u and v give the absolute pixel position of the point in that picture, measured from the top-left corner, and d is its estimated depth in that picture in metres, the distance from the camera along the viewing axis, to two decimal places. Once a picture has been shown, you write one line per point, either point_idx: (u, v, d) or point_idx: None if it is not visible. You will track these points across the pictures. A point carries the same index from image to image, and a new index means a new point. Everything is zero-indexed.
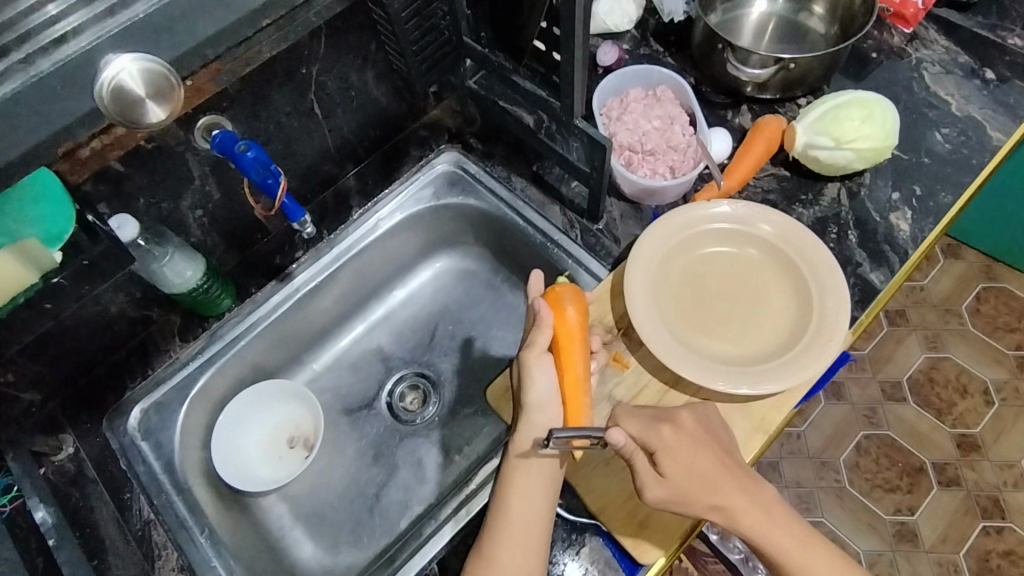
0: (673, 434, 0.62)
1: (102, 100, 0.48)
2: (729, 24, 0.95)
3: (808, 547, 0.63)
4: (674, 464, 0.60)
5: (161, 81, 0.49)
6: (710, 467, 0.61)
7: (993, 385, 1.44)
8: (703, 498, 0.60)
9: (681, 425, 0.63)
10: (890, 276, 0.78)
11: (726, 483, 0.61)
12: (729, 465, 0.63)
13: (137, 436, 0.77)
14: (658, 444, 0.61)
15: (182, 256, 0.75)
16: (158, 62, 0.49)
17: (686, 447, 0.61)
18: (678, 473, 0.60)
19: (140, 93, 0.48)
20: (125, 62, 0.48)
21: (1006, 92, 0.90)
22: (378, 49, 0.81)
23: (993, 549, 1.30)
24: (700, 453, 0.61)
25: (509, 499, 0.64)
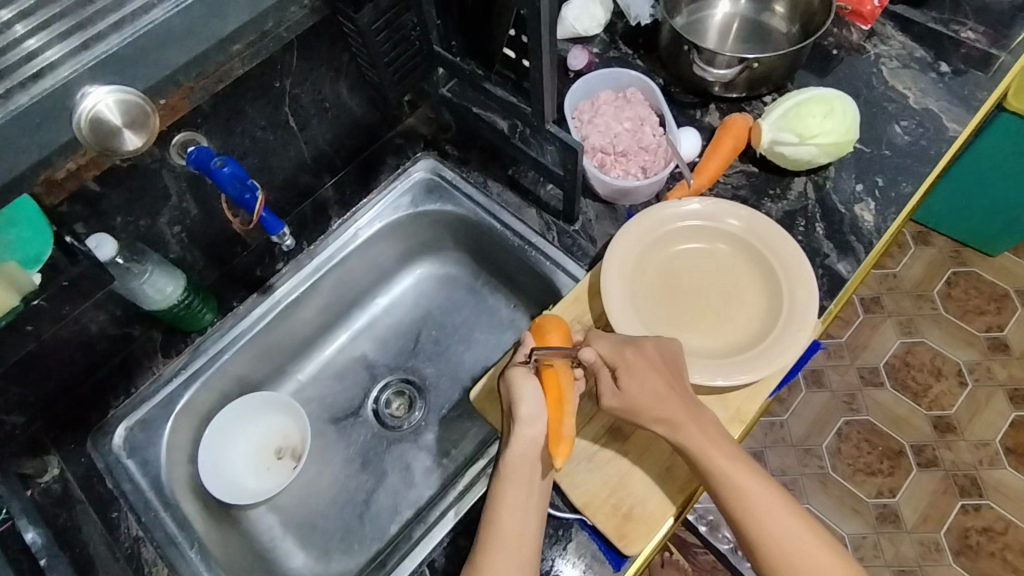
0: (636, 355, 0.65)
1: (79, 130, 0.50)
2: (695, 25, 0.97)
3: (769, 501, 0.62)
4: (630, 380, 0.64)
5: (137, 110, 0.51)
6: (664, 390, 0.64)
7: (966, 367, 1.48)
8: (654, 411, 0.63)
9: (644, 349, 0.65)
10: (856, 265, 0.80)
11: (679, 410, 0.63)
12: (688, 400, 0.64)
13: (122, 455, 0.77)
14: (618, 358, 0.65)
15: (162, 273, 0.76)
16: (135, 94, 0.51)
17: (642, 366, 0.64)
18: (632, 390, 0.64)
19: (117, 123, 0.50)
20: (102, 94, 0.49)
21: (961, 84, 0.93)
22: (350, 61, 0.82)
23: (972, 526, 1.34)
24: (657, 376, 0.64)
25: (498, 508, 0.63)
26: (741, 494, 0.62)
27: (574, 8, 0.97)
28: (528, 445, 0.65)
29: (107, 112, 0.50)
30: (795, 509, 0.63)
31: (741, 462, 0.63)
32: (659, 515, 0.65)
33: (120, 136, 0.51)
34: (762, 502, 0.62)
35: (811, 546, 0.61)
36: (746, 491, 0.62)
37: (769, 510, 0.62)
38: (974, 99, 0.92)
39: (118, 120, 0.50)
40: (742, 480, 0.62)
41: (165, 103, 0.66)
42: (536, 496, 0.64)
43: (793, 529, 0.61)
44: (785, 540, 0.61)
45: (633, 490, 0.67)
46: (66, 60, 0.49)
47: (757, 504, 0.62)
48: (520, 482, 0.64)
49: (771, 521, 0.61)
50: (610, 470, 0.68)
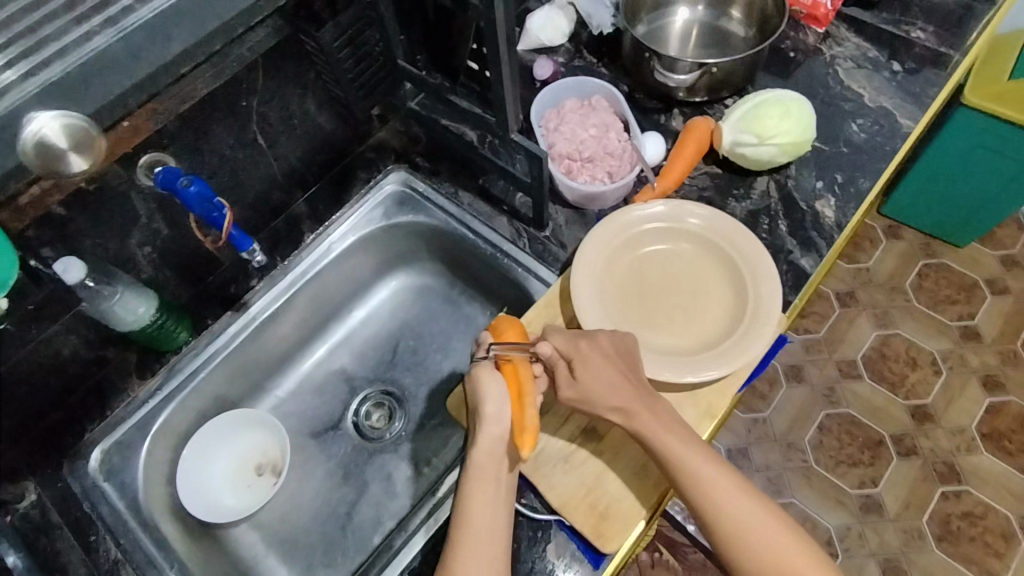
0: (590, 347, 0.66)
1: (27, 153, 0.48)
2: (656, 32, 1.00)
3: (721, 479, 0.64)
4: (586, 372, 0.65)
5: (81, 134, 0.50)
6: (622, 380, 0.65)
7: (939, 356, 1.51)
8: (607, 401, 0.65)
9: (599, 341, 0.67)
10: (818, 260, 0.83)
11: (636, 400, 0.65)
12: (650, 399, 0.66)
13: (98, 478, 0.77)
14: (574, 351, 0.66)
15: (133, 294, 0.76)
16: (79, 117, 0.49)
17: (596, 359, 0.65)
18: (590, 385, 0.65)
19: (63, 147, 0.49)
20: (45, 119, 0.48)
21: (913, 81, 0.96)
22: (317, 77, 0.84)
23: (953, 512, 1.36)
24: (612, 369, 0.65)
25: (467, 511, 0.64)
26: (710, 493, 0.63)
27: (538, 19, 0.99)
28: (493, 444, 0.66)
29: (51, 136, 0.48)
30: (763, 504, 0.64)
31: (710, 461, 0.64)
32: (633, 514, 0.66)
33: (65, 158, 0.50)
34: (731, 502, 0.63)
35: (779, 540, 0.62)
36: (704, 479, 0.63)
37: (739, 508, 0.63)
38: (926, 95, 0.95)
39: (63, 144, 0.49)
40: (712, 479, 0.63)
41: (128, 124, 0.67)
42: (505, 495, 0.65)
43: (761, 525, 0.63)
44: (753, 537, 0.62)
45: (608, 489, 0.68)
46: (12, 87, 0.47)
47: (727, 503, 0.63)
48: (487, 480, 0.65)
49: (740, 519, 0.63)
50: (586, 470, 0.69)
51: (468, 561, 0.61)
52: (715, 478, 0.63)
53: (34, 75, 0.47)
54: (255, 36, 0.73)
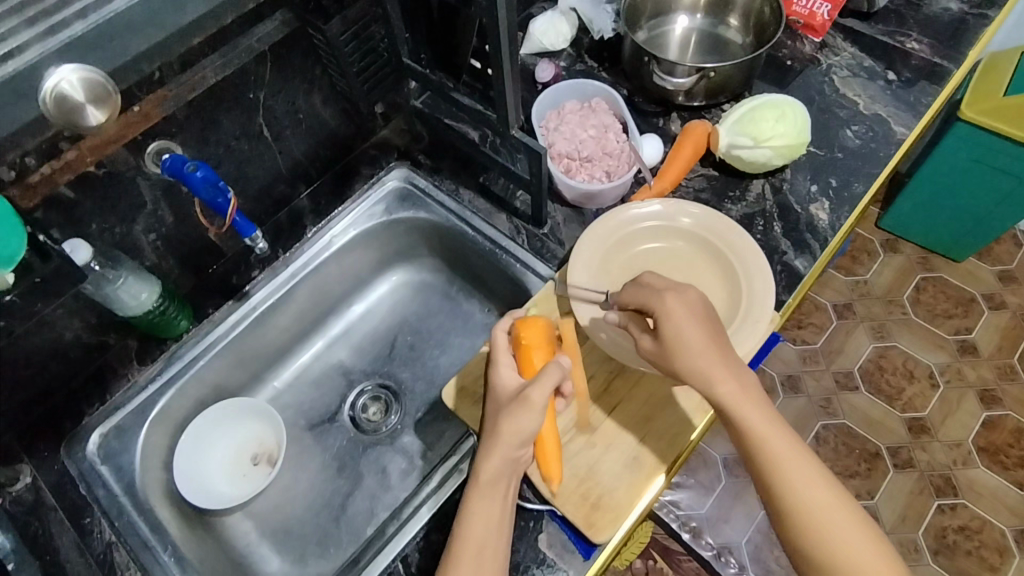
0: (675, 300, 0.65)
1: (45, 105, 0.58)
2: (657, 39, 1.02)
3: (776, 433, 0.63)
4: (671, 327, 0.63)
5: (99, 89, 0.59)
6: (705, 338, 0.63)
7: (937, 369, 1.52)
8: (686, 358, 0.63)
9: (687, 297, 0.65)
10: (812, 261, 0.84)
11: (716, 362, 0.63)
12: (743, 374, 0.64)
13: (96, 461, 0.77)
14: (655, 300, 0.65)
15: (136, 279, 0.77)
16: (98, 73, 0.59)
17: (681, 312, 0.63)
18: (676, 343, 0.63)
19: (80, 99, 0.58)
20: (65, 73, 0.57)
21: (908, 91, 0.98)
22: (323, 73, 0.85)
23: (949, 525, 1.36)
24: (700, 329, 0.63)
25: (474, 526, 0.63)
26: (775, 460, 0.63)
27: (541, 24, 1.01)
28: (511, 460, 0.64)
29: (70, 89, 0.58)
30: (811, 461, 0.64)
31: (784, 437, 0.64)
32: (627, 502, 0.67)
33: (82, 111, 0.59)
34: (818, 501, 0.62)
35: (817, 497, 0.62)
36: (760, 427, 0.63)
37: (820, 502, 0.62)
38: (920, 104, 0.97)
39: (81, 96, 0.58)
40: (800, 474, 0.62)
41: (138, 109, 0.69)
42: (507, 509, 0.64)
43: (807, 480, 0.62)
44: (834, 538, 0.61)
45: (602, 479, 0.69)
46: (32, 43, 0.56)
47: (815, 503, 0.62)
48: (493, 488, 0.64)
49: (828, 520, 0.61)
50: (580, 460, 0.70)
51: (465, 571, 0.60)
52: (805, 476, 0.62)
53: (52, 34, 0.57)
54: (264, 29, 0.75)
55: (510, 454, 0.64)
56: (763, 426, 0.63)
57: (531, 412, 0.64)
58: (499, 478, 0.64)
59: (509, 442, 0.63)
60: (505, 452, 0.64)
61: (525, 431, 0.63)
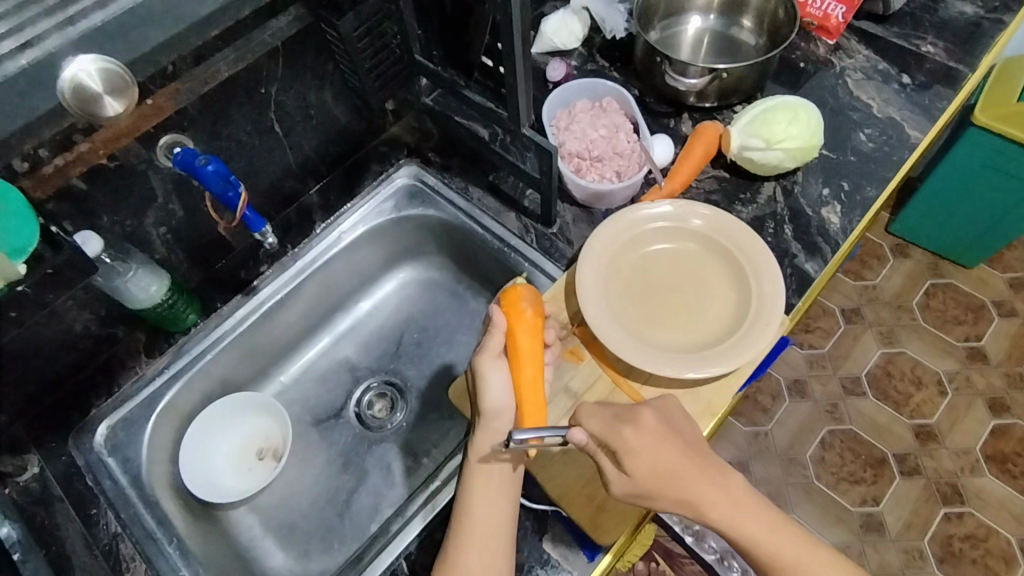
0: (634, 434, 0.63)
1: (62, 96, 0.56)
2: (669, 39, 1.01)
3: (763, 525, 0.64)
4: (637, 465, 0.61)
5: (117, 79, 0.58)
6: (676, 463, 0.62)
7: (945, 376, 1.51)
8: (665, 499, 0.61)
9: (642, 424, 0.63)
10: (823, 265, 0.83)
11: (697, 488, 0.63)
12: (711, 479, 0.64)
13: (103, 453, 0.78)
14: (620, 445, 0.62)
15: (146, 272, 0.77)
16: (114, 62, 0.57)
17: (647, 447, 0.62)
18: (644, 469, 0.61)
19: (97, 89, 0.56)
20: (85, 62, 0.55)
21: (922, 94, 0.97)
22: (334, 69, 0.85)
23: (955, 534, 1.35)
24: (668, 450, 0.63)
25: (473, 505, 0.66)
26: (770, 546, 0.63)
27: (553, 23, 1.01)
28: (496, 431, 0.68)
29: (88, 79, 0.56)
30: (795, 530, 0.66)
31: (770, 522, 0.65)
32: (634, 505, 0.67)
33: (100, 101, 0.57)
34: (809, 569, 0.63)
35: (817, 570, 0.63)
36: (750, 527, 0.63)
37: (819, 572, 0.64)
38: (934, 108, 0.96)
39: (98, 86, 0.56)
40: (790, 556, 0.63)
41: (150, 102, 0.69)
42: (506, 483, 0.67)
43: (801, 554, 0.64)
44: None
45: None
46: (49, 33, 0.55)
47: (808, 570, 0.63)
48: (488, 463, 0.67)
49: None
50: (586, 463, 0.68)
51: (472, 551, 0.64)
52: (791, 547, 0.64)
53: (72, 24, 0.56)
54: (277, 24, 0.75)
55: (491, 424, 0.68)
56: (747, 524, 0.63)
57: (494, 377, 0.69)
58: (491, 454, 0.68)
59: (485, 411, 0.68)
60: (488, 424, 0.68)
61: (496, 396, 0.68)
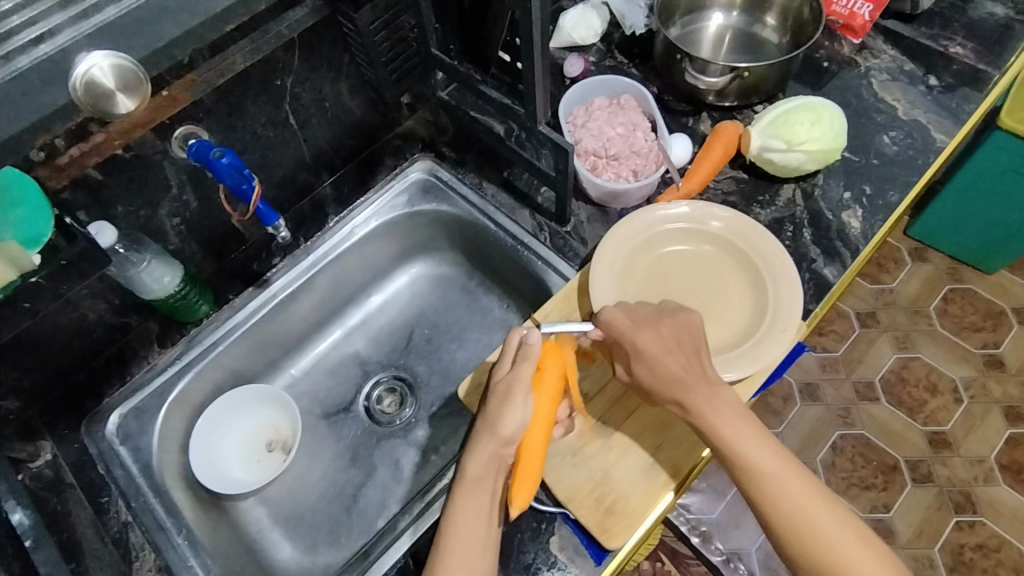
0: (649, 339, 0.65)
1: (75, 92, 0.56)
2: (690, 36, 0.99)
3: (753, 439, 0.63)
4: (642, 366, 0.65)
5: (129, 75, 0.57)
6: (680, 369, 0.64)
7: (961, 383, 1.48)
8: (665, 393, 0.64)
9: (659, 331, 0.66)
10: (842, 271, 0.82)
11: (697, 395, 0.64)
12: (724, 404, 0.64)
13: (115, 441, 0.78)
14: (630, 341, 0.66)
15: (160, 262, 0.77)
16: (129, 60, 0.57)
17: (656, 351, 0.65)
18: (649, 373, 0.65)
19: (111, 86, 0.56)
20: (98, 58, 0.55)
21: (949, 97, 0.95)
22: (350, 61, 0.85)
23: (966, 543, 1.33)
24: (674, 360, 0.65)
25: (460, 519, 0.64)
26: (754, 458, 0.63)
27: (571, 17, 0.99)
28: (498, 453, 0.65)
29: (101, 74, 0.55)
30: (789, 461, 0.64)
31: (762, 443, 0.64)
32: (642, 510, 0.66)
33: (113, 99, 0.56)
34: (813, 518, 0.61)
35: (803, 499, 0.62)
36: (736, 434, 0.63)
37: (806, 503, 0.62)
38: (962, 112, 0.93)
39: (111, 83, 0.56)
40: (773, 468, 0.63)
41: (166, 94, 0.70)
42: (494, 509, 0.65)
43: (789, 478, 0.63)
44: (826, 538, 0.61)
45: (616, 484, 0.68)
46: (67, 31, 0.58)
47: (819, 526, 0.61)
48: (484, 482, 0.65)
49: (816, 521, 0.61)
50: (593, 463, 0.69)
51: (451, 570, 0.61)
52: (795, 490, 0.62)
53: (86, 17, 0.58)
54: (294, 16, 0.75)
55: (497, 446, 0.65)
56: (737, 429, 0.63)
57: (521, 403, 0.65)
58: (486, 472, 0.66)
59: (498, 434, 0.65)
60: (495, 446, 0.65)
61: (513, 424, 0.65)
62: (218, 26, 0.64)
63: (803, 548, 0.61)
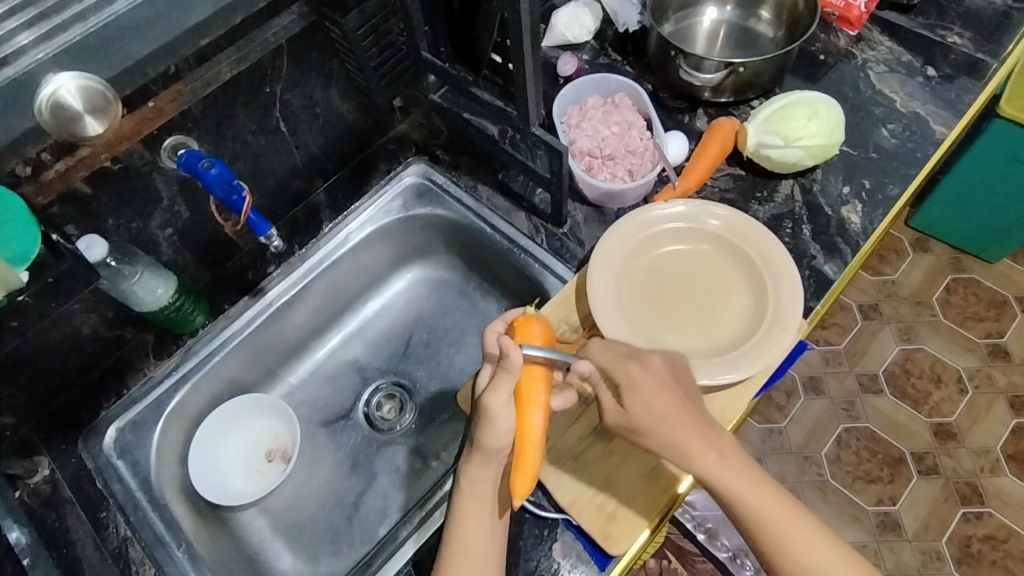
0: (642, 374, 0.62)
1: (41, 115, 0.59)
2: (684, 32, 0.98)
3: (747, 477, 0.62)
4: (636, 404, 0.61)
5: (98, 97, 0.61)
6: (676, 409, 0.61)
7: (966, 374, 1.47)
8: (658, 436, 0.61)
9: (651, 366, 0.63)
10: (842, 267, 0.81)
11: (692, 439, 0.61)
12: (720, 443, 0.62)
13: (112, 455, 0.78)
14: (622, 376, 0.62)
15: (152, 275, 0.76)
16: (95, 81, 0.61)
17: (650, 387, 0.61)
18: (643, 412, 0.61)
19: (79, 108, 0.60)
20: (65, 81, 0.59)
21: (948, 87, 0.94)
22: (340, 66, 0.84)
23: (974, 535, 1.32)
24: (670, 400, 0.61)
25: (463, 527, 0.64)
26: (749, 497, 0.61)
27: (564, 16, 0.98)
28: (490, 465, 0.65)
29: (69, 96, 0.60)
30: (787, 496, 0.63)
31: (758, 480, 0.62)
32: (645, 514, 0.65)
33: (82, 121, 0.61)
34: (811, 557, 0.60)
35: (803, 535, 0.61)
36: (729, 473, 0.61)
37: (805, 539, 0.61)
38: (960, 102, 0.92)
39: (79, 105, 0.60)
40: (770, 507, 0.61)
41: (151, 105, 0.69)
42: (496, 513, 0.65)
43: (785, 515, 0.61)
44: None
45: (618, 490, 0.67)
46: (16, 27, 0.60)
47: (816, 562, 0.60)
48: (479, 493, 0.65)
49: (813, 560, 0.60)
50: (594, 469, 0.68)
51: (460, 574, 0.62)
52: (794, 530, 0.61)
53: (51, 37, 0.61)
54: (281, 22, 0.74)
55: (486, 458, 0.64)
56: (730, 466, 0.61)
57: (505, 417, 0.62)
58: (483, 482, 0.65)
59: (484, 447, 0.63)
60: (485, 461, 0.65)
61: (498, 437, 0.62)
62: (194, 40, 0.68)
63: None
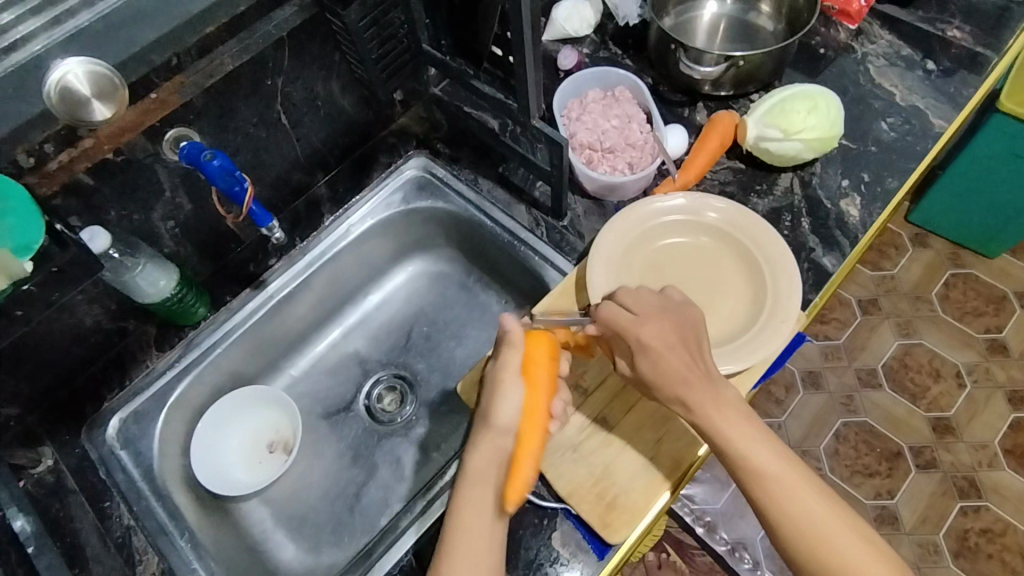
0: (653, 333, 0.64)
1: (52, 100, 0.61)
2: (684, 25, 0.98)
3: (747, 437, 0.62)
4: (645, 362, 0.64)
5: (105, 82, 0.62)
6: (684, 367, 0.63)
7: (964, 369, 1.48)
8: (667, 390, 0.63)
9: (663, 327, 0.64)
10: (841, 259, 0.81)
11: (700, 395, 0.63)
12: (726, 404, 0.63)
13: (115, 446, 0.78)
14: (632, 336, 0.64)
15: (154, 266, 0.77)
16: (104, 67, 0.62)
17: (660, 346, 0.63)
18: (653, 369, 0.63)
19: (85, 92, 0.61)
20: (73, 67, 0.61)
21: (947, 81, 0.94)
22: (341, 59, 0.84)
23: (971, 528, 1.33)
24: (678, 355, 0.63)
25: (461, 516, 0.63)
26: (749, 456, 0.62)
27: (564, 9, 0.98)
28: (496, 447, 0.65)
29: (76, 82, 0.61)
30: (787, 459, 0.63)
31: (758, 441, 0.63)
32: (644, 503, 0.66)
33: (88, 105, 0.62)
34: (811, 519, 0.60)
35: (802, 496, 0.61)
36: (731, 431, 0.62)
37: (803, 500, 0.61)
38: (960, 97, 0.92)
39: (86, 89, 0.61)
40: (769, 467, 0.62)
41: (155, 96, 0.69)
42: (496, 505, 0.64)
43: (785, 476, 0.62)
44: (823, 539, 0.59)
45: (618, 479, 0.68)
46: (37, 32, 0.66)
47: (817, 525, 0.60)
48: (482, 480, 0.65)
49: (812, 520, 0.60)
50: (595, 459, 0.69)
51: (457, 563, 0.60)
52: (793, 490, 0.61)
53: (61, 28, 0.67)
54: (283, 14, 0.74)
55: (493, 438, 0.65)
56: (731, 423, 0.63)
57: (512, 392, 0.65)
58: (487, 468, 0.65)
59: (492, 425, 0.65)
60: (491, 439, 0.65)
61: (506, 411, 0.65)
62: (196, 28, 0.69)
63: (800, 547, 0.60)
